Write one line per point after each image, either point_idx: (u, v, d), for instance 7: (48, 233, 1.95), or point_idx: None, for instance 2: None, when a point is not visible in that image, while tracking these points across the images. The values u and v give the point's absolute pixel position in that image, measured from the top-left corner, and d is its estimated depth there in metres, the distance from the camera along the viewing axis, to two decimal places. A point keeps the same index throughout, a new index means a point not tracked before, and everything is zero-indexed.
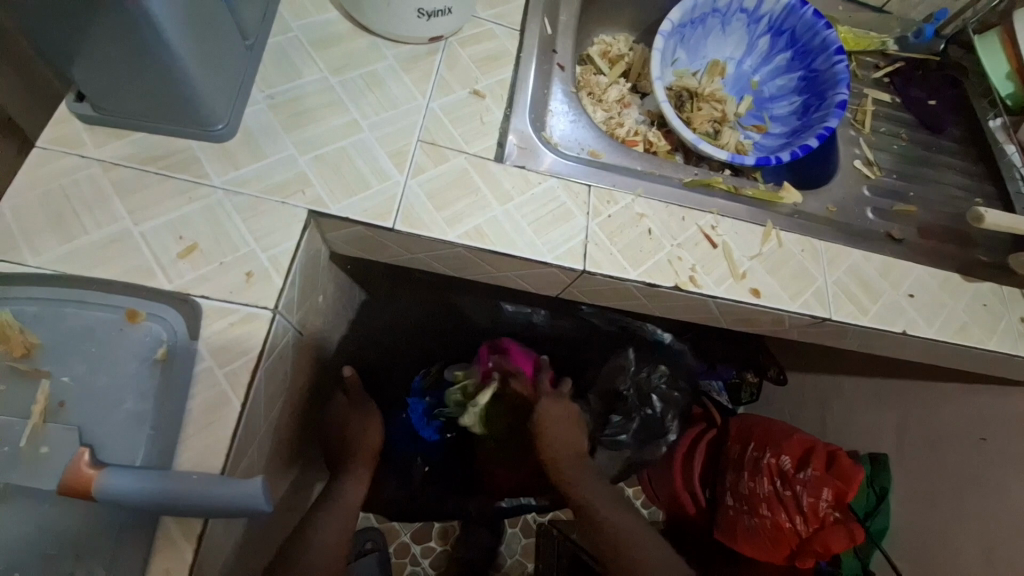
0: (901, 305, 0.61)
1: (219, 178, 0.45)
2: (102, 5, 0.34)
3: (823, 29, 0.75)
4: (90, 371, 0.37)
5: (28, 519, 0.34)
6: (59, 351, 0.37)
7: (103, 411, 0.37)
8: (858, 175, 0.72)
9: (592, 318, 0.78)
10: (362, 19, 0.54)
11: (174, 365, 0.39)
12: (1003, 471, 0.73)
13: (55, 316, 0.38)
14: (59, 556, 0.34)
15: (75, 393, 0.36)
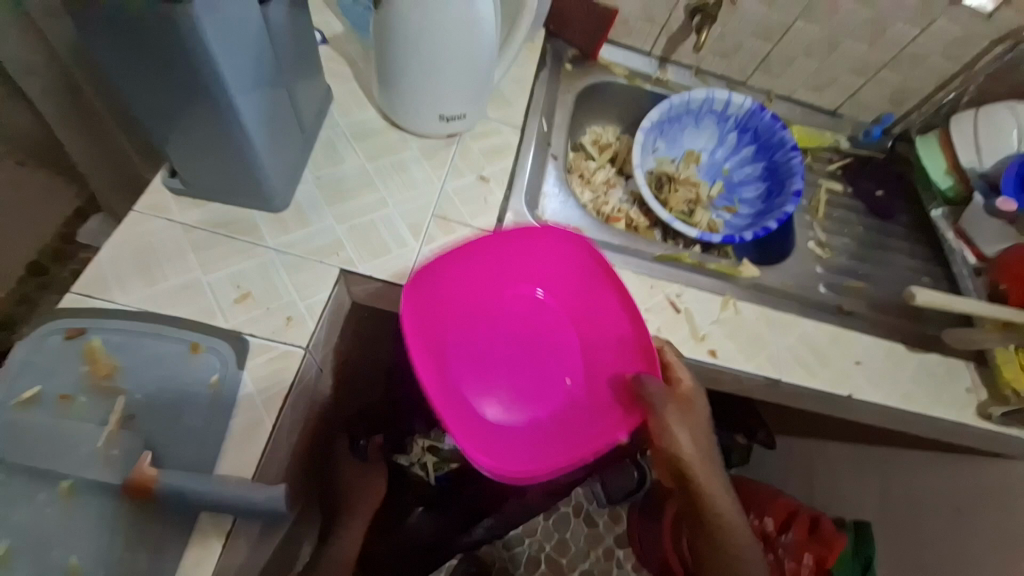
0: (848, 370, 0.69)
1: (273, 241, 0.57)
2: (212, 121, 0.46)
3: (780, 130, 0.89)
4: (157, 392, 0.46)
5: (93, 509, 0.42)
6: (134, 373, 0.47)
7: (163, 423, 0.45)
8: (812, 255, 0.82)
9: None
10: (395, 117, 0.68)
11: (223, 391, 0.48)
12: (983, 539, 0.81)
13: (134, 345, 0.48)
14: (110, 544, 0.41)
15: (143, 408, 0.46)
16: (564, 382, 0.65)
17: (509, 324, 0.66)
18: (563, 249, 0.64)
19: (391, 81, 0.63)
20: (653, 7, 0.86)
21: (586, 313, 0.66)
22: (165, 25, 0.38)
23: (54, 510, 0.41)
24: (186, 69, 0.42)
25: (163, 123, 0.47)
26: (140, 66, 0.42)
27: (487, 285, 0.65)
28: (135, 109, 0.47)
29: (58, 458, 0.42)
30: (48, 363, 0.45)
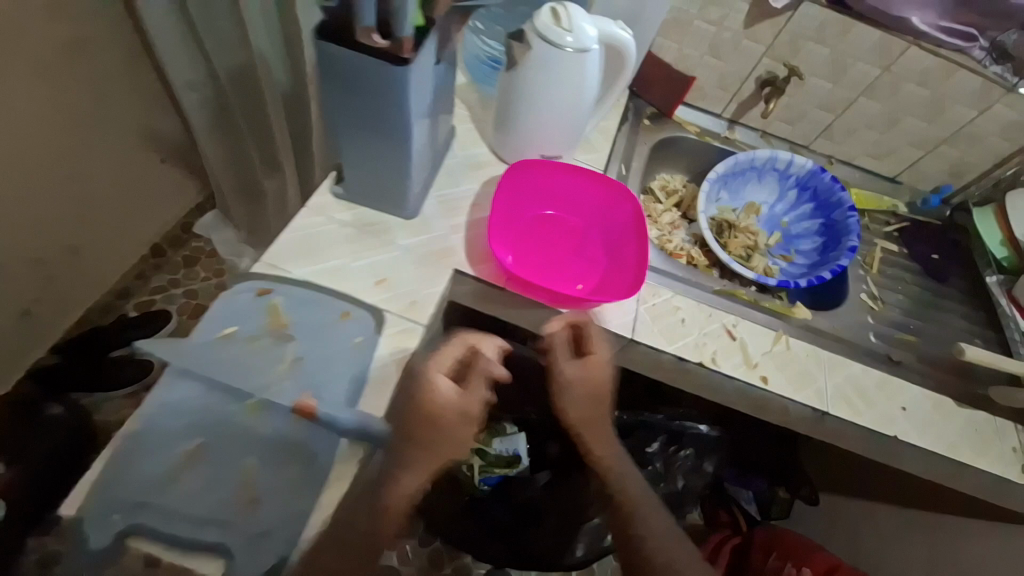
0: (894, 415, 0.74)
1: (404, 242, 0.71)
2: (388, 144, 0.62)
3: (839, 191, 0.97)
4: (315, 342, 0.60)
5: (265, 426, 0.54)
6: (302, 327, 0.60)
7: (319, 368, 0.58)
8: (865, 306, 0.88)
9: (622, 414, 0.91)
10: (502, 153, 0.81)
11: (366, 349, 0.61)
12: None
13: (303, 306, 0.62)
14: (276, 455, 0.53)
15: (305, 354, 0.59)
16: (576, 285, 0.72)
17: (534, 225, 0.76)
18: (609, 198, 0.76)
19: (506, 124, 0.78)
20: (728, 77, 0.98)
21: (594, 236, 0.77)
22: (385, 77, 0.53)
23: (240, 422, 0.54)
24: (386, 108, 0.57)
25: (351, 144, 0.63)
26: (352, 104, 0.58)
27: (521, 208, 0.76)
28: (333, 133, 0.63)
29: (245, 380, 0.55)
30: (238, 310, 0.60)
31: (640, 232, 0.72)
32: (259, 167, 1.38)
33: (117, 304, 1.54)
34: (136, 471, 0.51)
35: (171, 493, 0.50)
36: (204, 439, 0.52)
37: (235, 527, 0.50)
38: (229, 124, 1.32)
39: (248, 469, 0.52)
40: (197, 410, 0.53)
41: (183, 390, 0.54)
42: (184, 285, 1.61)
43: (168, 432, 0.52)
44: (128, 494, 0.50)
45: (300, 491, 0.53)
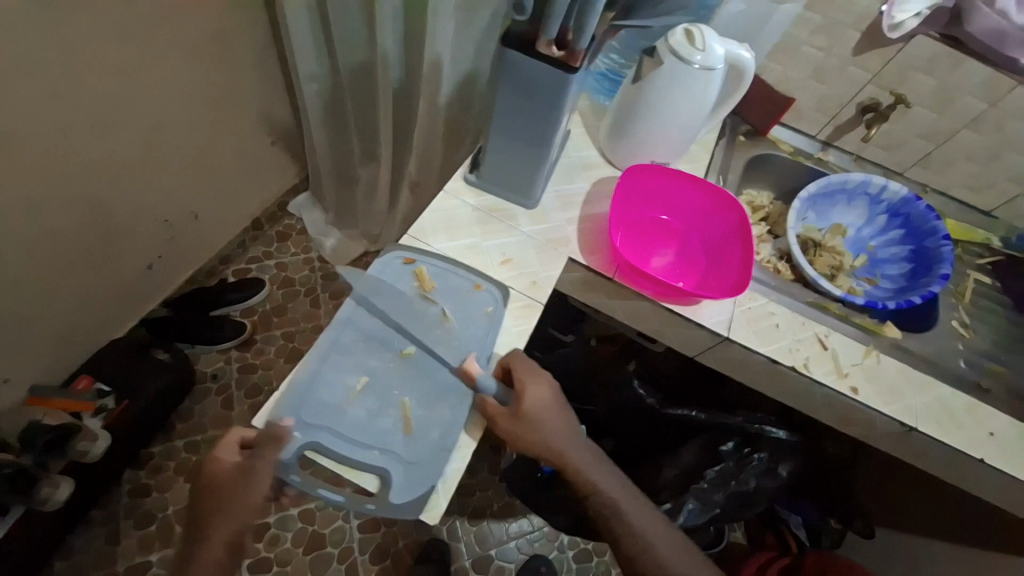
0: (983, 438, 0.76)
1: (526, 229, 0.79)
2: (532, 141, 0.71)
3: (934, 220, 0.98)
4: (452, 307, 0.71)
5: (417, 373, 0.67)
6: (444, 293, 0.72)
7: (457, 331, 0.70)
8: (954, 333, 0.90)
9: (693, 413, 0.96)
10: (612, 157, 0.89)
11: (495, 318, 0.71)
12: None
13: (443, 275, 0.73)
14: (426, 396, 0.66)
15: (445, 317, 0.71)
16: (678, 282, 0.79)
17: (642, 225, 0.84)
18: (713, 206, 0.81)
19: (622, 131, 0.85)
20: (828, 101, 1.02)
21: (696, 240, 0.84)
22: (550, 80, 0.63)
23: (398, 366, 0.67)
24: (542, 109, 0.66)
25: (499, 139, 0.73)
26: (515, 105, 0.68)
27: (636, 205, 0.84)
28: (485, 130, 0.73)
29: (399, 336, 0.69)
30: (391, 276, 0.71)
31: (744, 237, 0.77)
32: (358, 156, 1.51)
33: (218, 268, 1.68)
34: (317, 400, 0.63)
35: (342, 420, 0.63)
36: (370, 376, 0.66)
37: (391, 451, 0.63)
38: (339, 116, 1.46)
39: (401, 406, 0.65)
40: (362, 354, 0.67)
41: (350, 339, 0.67)
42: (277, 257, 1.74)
43: (340, 373, 0.65)
44: (308, 412, 0.63)
45: (443, 430, 0.64)
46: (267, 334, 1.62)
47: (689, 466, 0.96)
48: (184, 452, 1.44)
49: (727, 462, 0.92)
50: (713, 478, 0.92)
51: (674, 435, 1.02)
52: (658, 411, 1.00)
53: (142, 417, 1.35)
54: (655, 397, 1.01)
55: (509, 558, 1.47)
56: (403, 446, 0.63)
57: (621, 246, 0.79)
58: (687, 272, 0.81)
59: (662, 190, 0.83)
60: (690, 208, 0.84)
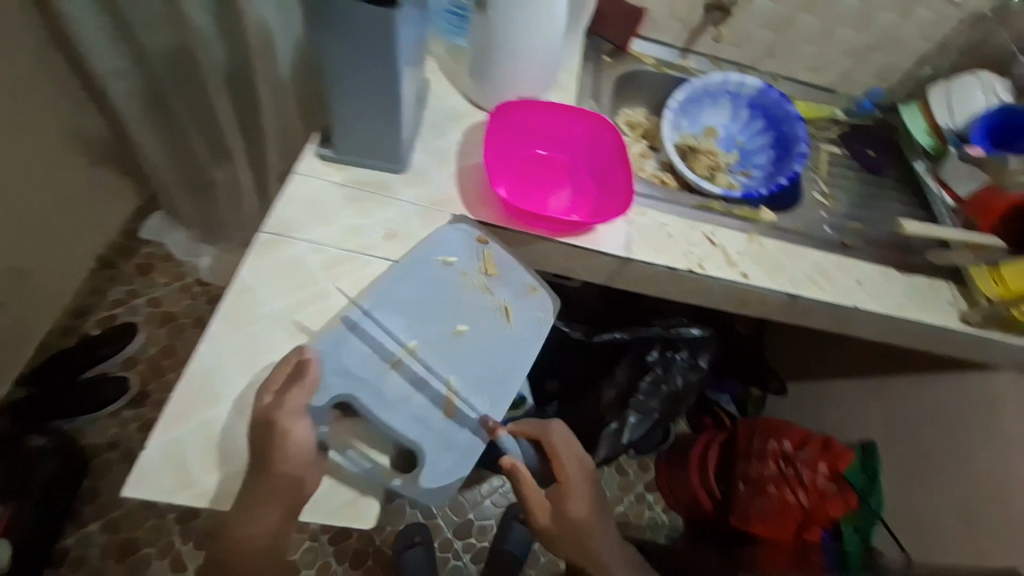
0: (852, 288, 0.86)
1: (404, 195, 0.74)
2: (380, 97, 0.64)
3: (786, 105, 1.06)
4: (504, 303, 0.73)
5: (468, 357, 0.69)
6: (504, 286, 0.73)
7: (512, 330, 0.72)
8: (817, 203, 1.00)
9: (619, 335, 1.01)
10: (481, 101, 0.83)
11: (543, 324, 0.73)
12: (975, 438, 1.05)
13: (504, 265, 0.74)
14: (473, 381, 0.68)
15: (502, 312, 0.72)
16: (572, 215, 0.78)
17: (526, 165, 0.81)
18: (591, 132, 0.80)
19: (484, 69, 0.79)
20: (678, 6, 1.03)
21: (581, 169, 0.82)
22: (377, 21, 0.57)
23: (450, 344, 0.69)
24: (378, 55, 0.60)
25: (342, 102, 0.65)
26: (345, 58, 0.61)
27: (513, 145, 0.80)
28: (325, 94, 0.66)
29: (456, 312, 0.70)
30: (284, 261, 0.67)
31: (623, 155, 0.77)
32: (205, 156, 1.28)
33: (75, 324, 1.46)
34: (361, 356, 0.64)
35: (389, 381, 0.65)
36: (420, 342, 0.67)
37: (429, 428, 0.65)
38: (169, 117, 1.23)
39: (449, 387, 0.67)
40: (416, 319, 0.68)
41: (399, 302, 0.68)
42: (146, 294, 1.55)
43: (384, 335, 0.66)
44: (355, 365, 0.64)
45: (482, 418, 0.67)
46: (161, 382, 1.43)
47: (625, 384, 1.02)
48: (104, 534, 1.27)
49: (656, 369, 1.00)
50: (647, 385, 1.00)
51: (606, 361, 1.06)
52: (589, 341, 1.03)
53: (39, 515, 1.16)
54: (582, 329, 1.04)
55: (488, 515, 1.51)
56: (439, 425, 0.65)
57: (509, 191, 0.77)
58: (578, 203, 0.80)
59: (536, 125, 0.80)
60: (568, 138, 0.81)
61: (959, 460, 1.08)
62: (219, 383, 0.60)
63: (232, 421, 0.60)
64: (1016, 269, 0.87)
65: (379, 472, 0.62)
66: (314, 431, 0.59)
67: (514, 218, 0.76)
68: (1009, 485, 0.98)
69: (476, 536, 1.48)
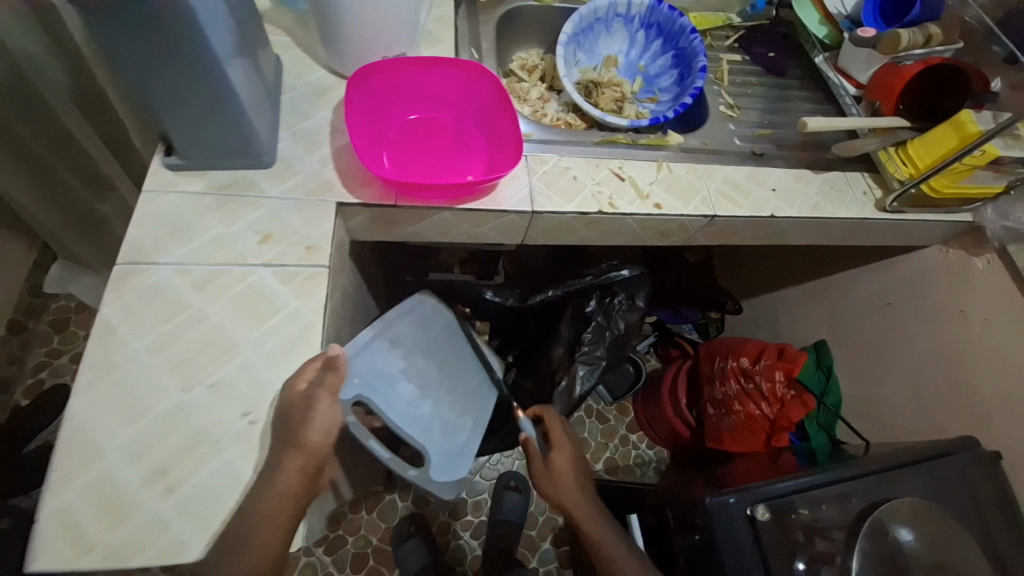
0: (768, 197, 0.85)
1: (273, 191, 0.66)
2: (206, 87, 0.56)
3: (679, 18, 1.00)
4: (464, 358, 0.93)
5: (447, 393, 0.89)
6: (468, 336, 0.94)
7: (477, 370, 0.94)
8: (724, 116, 0.96)
9: (551, 293, 0.98)
10: (342, 70, 0.75)
11: (495, 367, 0.97)
12: (910, 318, 1.09)
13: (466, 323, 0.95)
14: (454, 408, 0.89)
15: (467, 359, 0.94)
16: (466, 177, 0.73)
17: (407, 133, 0.75)
18: (468, 83, 0.74)
19: (332, 34, 0.71)
20: None
21: (467, 126, 0.77)
22: None
23: (432, 378, 0.88)
24: (174, 34, 0.50)
25: (160, 99, 0.56)
26: (142, 51, 0.51)
27: (388, 114, 0.75)
28: (141, 95, 0.56)
29: (439, 355, 0.90)
30: (146, 290, 0.58)
31: (505, 101, 0.72)
32: (82, 191, 1.15)
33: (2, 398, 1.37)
34: (372, 367, 0.79)
35: (396, 397, 0.82)
36: (413, 371, 0.86)
37: (430, 438, 0.84)
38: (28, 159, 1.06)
39: (442, 405, 0.88)
40: (409, 352, 0.86)
41: (401, 337, 0.85)
42: (67, 351, 1.47)
43: (388, 364, 0.82)
44: (368, 380, 0.78)
45: (468, 435, 0.89)
46: None
47: (571, 339, 1.01)
48: None
49: (598, 318, 0.99)
50: (590, 336, 0.98)
51: (549, 317, 1.07)
52: (524, 305, 1.00)
53: None
54: (515, 294, 1.01)
55: (480, 490, 1.49)
56: (437, 436, 0.85)
57: (390, 166, 0.71)
58: (470, 163, 0.74)
59: (408, 85, 0.74)
60: (449, 94, 0.76)
61: (901, 342, 1.11)
62: (94, 438, 0.51)
63: (124, 471, 0.51)
64: (922, 143, 0.83)
65: (398, 463, 0.73)
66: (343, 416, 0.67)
67: (400, 192, 0.70)
68: (947, 356, 1.01)
69: (472, 513, 1.47)
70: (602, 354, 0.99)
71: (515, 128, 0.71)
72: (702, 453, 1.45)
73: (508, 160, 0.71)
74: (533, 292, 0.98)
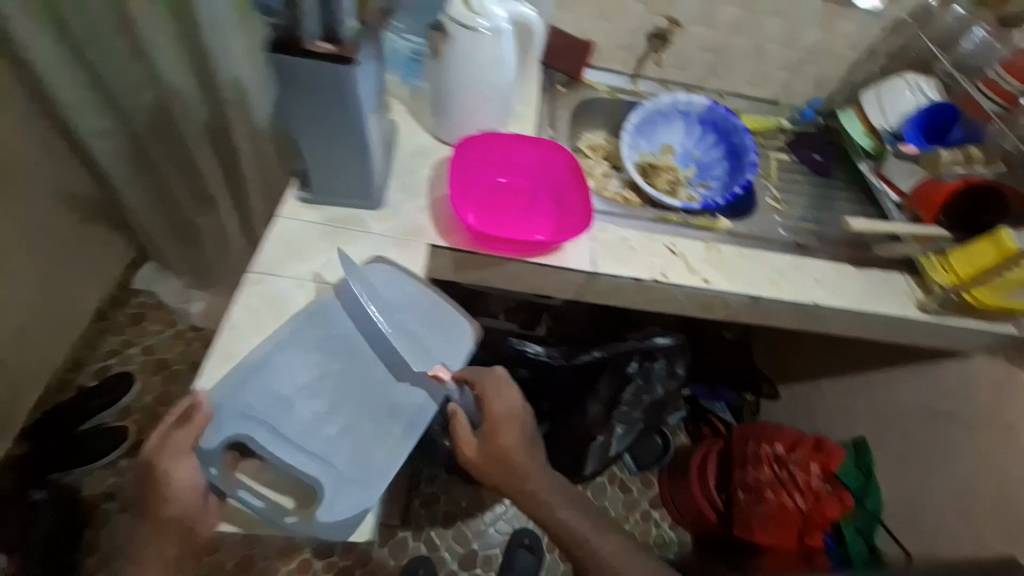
0: (811, 286, 0.91)
1: (377, 230, 0.79)
2: (348, 144, 0.70)
3: (733, 119, 1.13)
4: (446, 328, 0.75)
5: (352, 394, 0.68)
6: (381, 325, 0.71)
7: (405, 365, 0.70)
8: (771, 208, 1.05)
9: (596, 355, 1.07)
10: (442, 136, 0.89)
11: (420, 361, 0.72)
12: (953, 425, 1.08)
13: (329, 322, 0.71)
14: (366, 411, 0.68)
15: (395, 349, 0.70)
16: (536, 235, 0.83)
17: (490, 193, 0.87)
18: (550, 159, 0.87)
19: (441, 109, 0.85)
20: (621, 37, 1.10)
21: (541, 195, 0.88)
22: (331, 76, 0.61)
23: (343, 370, 0.69)
24: (337, 104, 0.65)
25: (314, 149, 0.71)
26: (308, 112, 0.66)
27: (477, 174, 0.87)
28: (295, 145, 0.71)
29: (348, 347, 0.70)
30: (277, 297, 0.71)
31: (579, 177, 0.83)
32: (191, 206, 1.35)
33: (71, 378, 1.53)
34: (268, 386, 0.66)
35: (290, 410, 0.66)
36: (318, 367, 0.68)
37: (331, 457, 0.65)
38: (150, 170, 1.28)
39: (361, 424, 0.67)
40: (314, 354, 0.68)
41: (302, 342, 0.69)
42: (138, 343, 1.60)
43: (290, 374, 0.67)
44: (255, 399, 0.65)
45: (381, 450, 0.66)
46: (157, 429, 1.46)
47: (609, 397, 1.08)
48: None
49: (638, 380, 1.06)
50: (628, 398, 1.07)
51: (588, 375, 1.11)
52: (569, 362, 1.08)
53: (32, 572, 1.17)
54: (563, 351, 1.08)
55: (492, 544, 1.46)
56: (340, 456, 0.65)
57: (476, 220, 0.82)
58: (542, 225, 0.85)
59: (496, 153, 0.87)
60: (530, 163, 0.88)
61: (946, 449, 1.09)
62: (220, 414, 0.63)
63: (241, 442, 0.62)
64: (961, 254, 0.89)
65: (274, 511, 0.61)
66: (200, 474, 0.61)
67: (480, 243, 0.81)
68: (995, 469, 0.99)
69: (482, 567, 1.44)
70: (641, 411, 1.09)
71: (586, 199, 0.82)
72: (726, 539, 1.41)
73: (577, 225, 0.82)
74: (580, 352, 1.06)
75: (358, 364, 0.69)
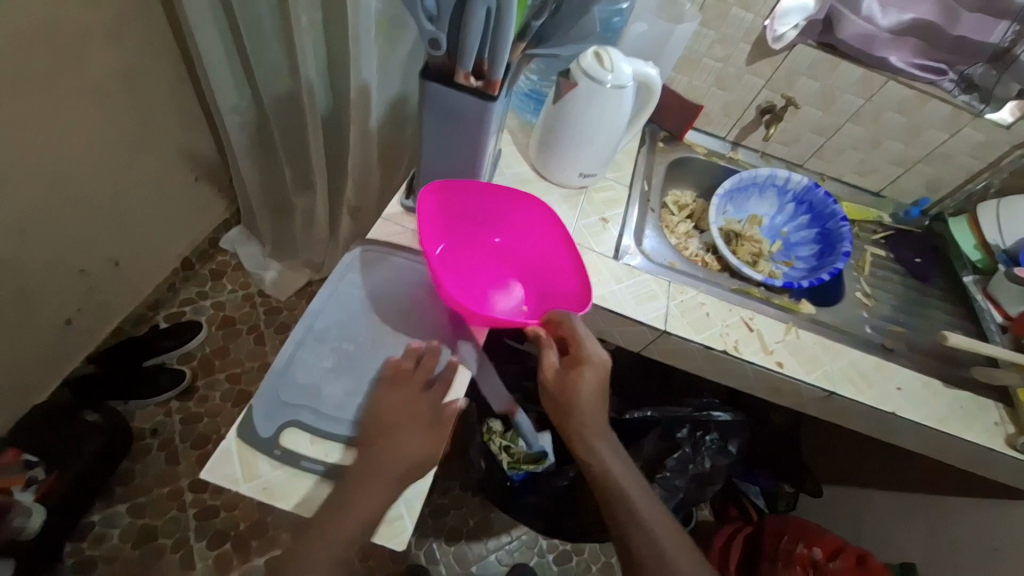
0: (891, 394, 0.86)
1: None
2: (464, 168, 0.76)
3: (832, 204, 1.09)
4: (442, 290, 0.80)
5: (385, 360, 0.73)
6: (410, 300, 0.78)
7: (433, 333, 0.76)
8: (859, 302, 1.01)
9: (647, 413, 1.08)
10: (542, 170, 0.93)
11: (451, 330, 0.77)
12: None
13: (353, 297, 0.77)
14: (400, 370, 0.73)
15: (420, 318, 0.77)
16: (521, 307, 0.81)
17: (484, 255, 0.83)
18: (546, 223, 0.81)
19: (547, 147, 0.89)
20: (732, 105, 1.11)
21: (533, 257, 0.84)
22: (468, 107, 0.67)
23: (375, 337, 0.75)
24: (466, 130, 0.70)
25: (432, 164, 0.76)
26: (437, 132, 0.72)
27: (455, 225, 0.80)
28: (416, 158, 0.77)
29: (369, 321, 0.76)
30: (356, 280, 0.78)
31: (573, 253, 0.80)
32: (291, 184, 1.47)
33: (148, 315, 1.59)
34: (302, 377, 0.70)
35: (326, 389, 0.70)
36: (346, 343, 0.73)
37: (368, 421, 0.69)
38: (265, 146, 1.40)
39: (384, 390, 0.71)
40: (338, 333, 0.74)
41: (328, 328, 0.74)
42: (213, 297, 1.67)
43: (321, 356, 0.72)
44: (297, 385, 0.70)
45: None
46: (210, 379, 1.55)
47: (651, 457, 1.07)
48: (128, 517, 1.35)
49: (685, 448, 1.06)
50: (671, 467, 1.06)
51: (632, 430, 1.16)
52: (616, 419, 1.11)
53: (78, 486, 1.27)
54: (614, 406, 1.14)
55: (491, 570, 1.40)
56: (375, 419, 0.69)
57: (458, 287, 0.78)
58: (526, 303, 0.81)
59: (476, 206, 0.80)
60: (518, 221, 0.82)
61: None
62: (297, 385, 0.70)
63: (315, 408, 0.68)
64: None
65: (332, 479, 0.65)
66: (263, 457, 0.65)
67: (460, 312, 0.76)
68: None
69: None
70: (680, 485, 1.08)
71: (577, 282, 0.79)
72: None
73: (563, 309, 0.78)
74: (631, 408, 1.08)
75: (386, 334, 0.75)
